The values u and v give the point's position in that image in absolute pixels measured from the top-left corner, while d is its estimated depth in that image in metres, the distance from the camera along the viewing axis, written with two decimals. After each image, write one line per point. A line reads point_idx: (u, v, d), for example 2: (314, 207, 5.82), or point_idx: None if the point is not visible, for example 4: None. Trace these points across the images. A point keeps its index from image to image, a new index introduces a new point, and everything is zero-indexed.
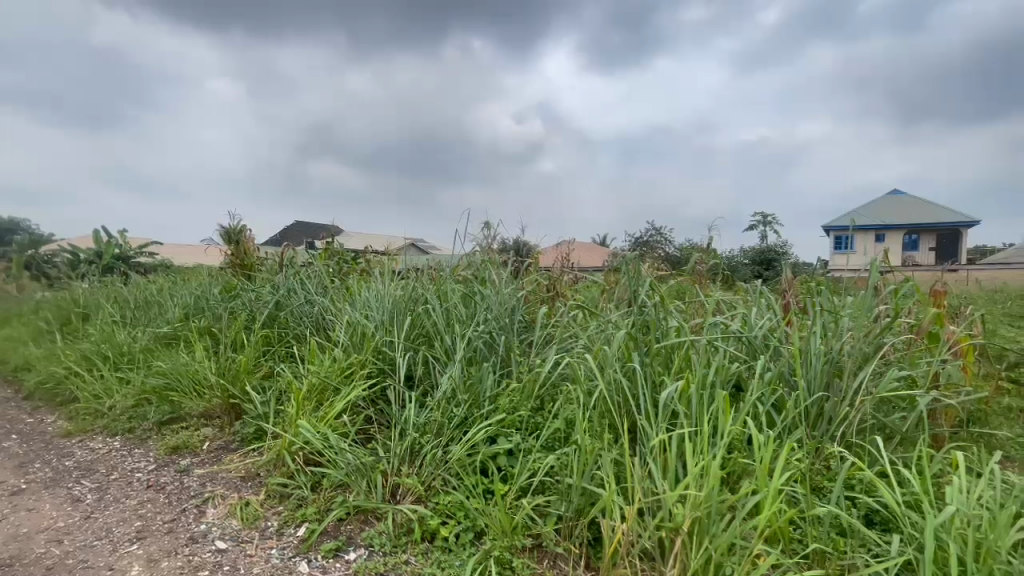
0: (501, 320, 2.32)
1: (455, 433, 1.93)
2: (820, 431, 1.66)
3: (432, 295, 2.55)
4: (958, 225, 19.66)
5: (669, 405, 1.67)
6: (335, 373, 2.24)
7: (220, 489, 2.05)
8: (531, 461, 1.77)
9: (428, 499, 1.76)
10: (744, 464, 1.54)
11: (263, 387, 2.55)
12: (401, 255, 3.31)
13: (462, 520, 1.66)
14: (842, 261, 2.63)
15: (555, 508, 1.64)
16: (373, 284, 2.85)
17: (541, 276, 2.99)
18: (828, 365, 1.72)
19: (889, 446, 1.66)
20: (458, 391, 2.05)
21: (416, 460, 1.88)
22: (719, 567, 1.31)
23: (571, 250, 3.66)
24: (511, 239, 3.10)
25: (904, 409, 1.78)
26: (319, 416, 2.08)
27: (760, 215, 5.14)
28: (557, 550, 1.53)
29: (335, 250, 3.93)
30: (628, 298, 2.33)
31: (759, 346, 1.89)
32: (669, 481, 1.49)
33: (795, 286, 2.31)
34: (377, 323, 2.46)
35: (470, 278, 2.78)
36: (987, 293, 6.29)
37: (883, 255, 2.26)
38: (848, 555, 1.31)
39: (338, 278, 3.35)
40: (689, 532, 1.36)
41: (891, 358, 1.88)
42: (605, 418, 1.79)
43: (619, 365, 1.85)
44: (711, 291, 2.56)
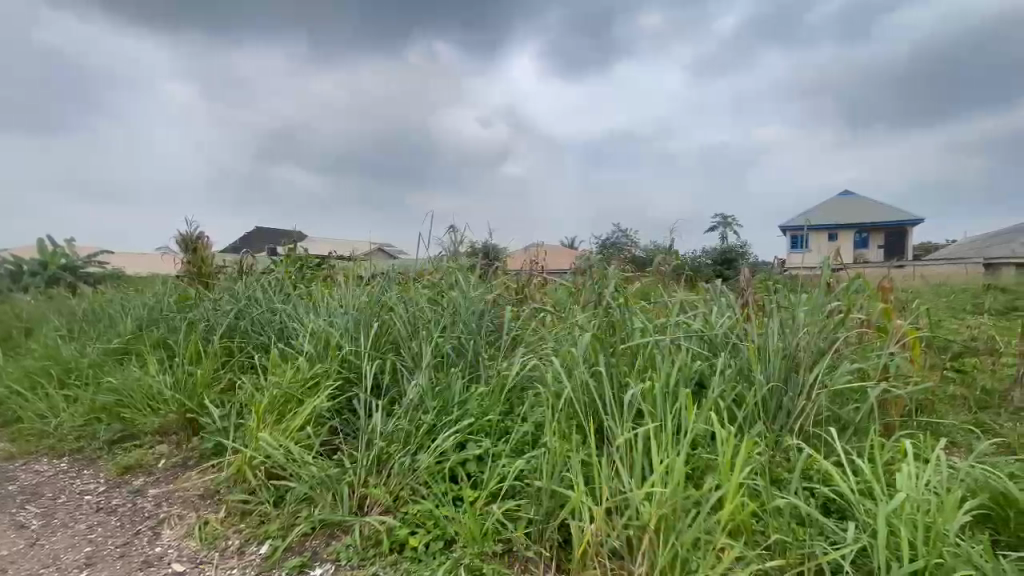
0: (469, 325, 2.31)
1: (423, 440, 1.89)
2: (778, 425, 1.72)
3: (398, 301, 2.51)
4: (905, 224, 20.75)
5: (633, 404, 1.70)
6: (298, 383, 2.17)
7: (177, 509, 1.95)
8: (501, 466, 1.76)
9: (396, 510, 1.73)
10: (707, 460, 1.58)
11: (222, 400, 2.45)
12: (366, 261, 3.24)
13: (431, 529, 1.63)
14: (797, 260, 2.73)
15: (525, 512, 1.63)
16: (336, 292, 2.78)
17: (509, 279, 2.98)
18: (785, 360, 1.78)
19: (843, 437, 1.73)
20: (425, 398, 2.01)
21: (383, 470, 1.84)
22: (684, 563, 1.33)
23: (538, 254, 3.66)
24: (478, 242, 3.08)
25: (856, 400, 1.86)
26: (281, 428, 2.02)
27: (720, 215, 5.28)
28: (528, 553, 1.52)
29: (298, 256, 3.83)
30: (593, 301, 2.36)
31: (719, 343, 1.94)
32: (636, 480, 1.50)
33: (754, 285, 2.38)
34: (341, 330, 2.40)
35: (437, 283, 2.75)
36: (930, 287, 6.65)
37: (834, 254, 2.36)
38: (807, 544, 1.35)
39: (301, 286, 3.26)
40: (656, 530, 1.38)
41: (843, 352, 1.97)
42: (572, 420, 1.80)
43: (586, 366, 1.87)
44: (675, 292, 2.61)
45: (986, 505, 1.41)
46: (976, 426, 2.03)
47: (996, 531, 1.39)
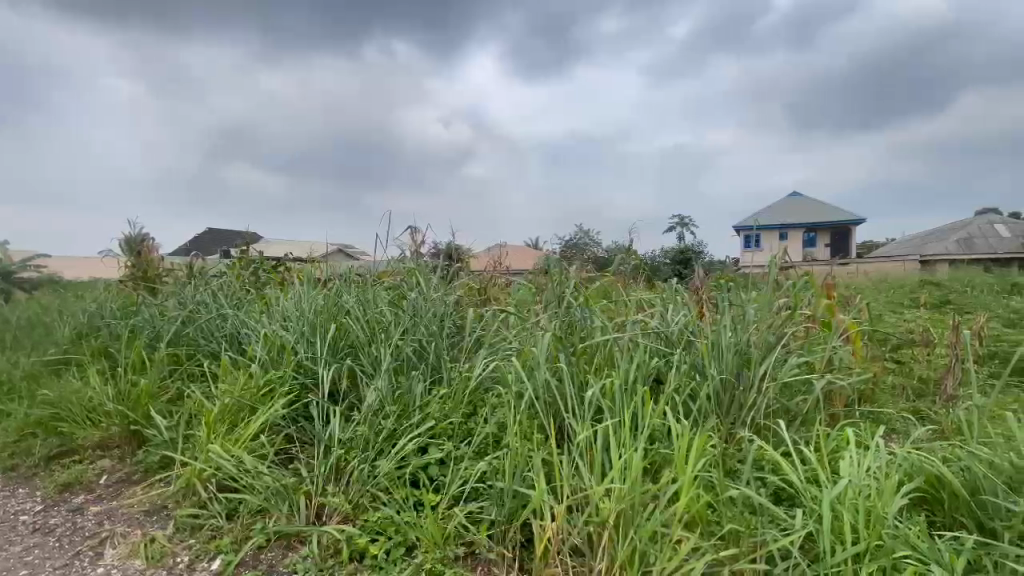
0: (430, 327, 2.29)
1: (383, 446, 1.85)
2: (731, 418, 1.78)
3: (357, 303, 2.45)
4: (850, 224, 21.93)
5: (593, 402, 1.72)
6: (250, 391, 2.09)
7: (120, 527, 1.83)
8: (463, 468, 1.75)
9: (356, 518, 1.68)
10: (664, 454, 1.62)
11: (169, 411, 2.33)
12: (324, 263, 3.15)
13: (392, 536, 1.59)
14: (749, 259, 2.83)
15: (487, 513, 1.62)
16: (291, 294, 2.70)
17: (471, 280, 2.97)
18: (737, 356, 1.85)
19: (792, 427, 1.81)
20: (385, 403, 1.97)
21: (342, 477, 1.79)
22: (643, 556, 1.36)
23: (501, 255, 3.66)
24: (440, 243, 3.05)
25: (804, 392, 1.94)
26: (233, 437, 1.93)
27: (678, 216, 5.40)
28: (491, 555, 1.51)
29: (252, 259, 3.69)
30: (554, 301, 2.38)
31: (675, 340, 1.99)
32: (596, 477, 1.52)
33: (708, 283, 2.46)
34: (297, 335, 2.32)
35: (397, 284, 2.71)
36: (873, 283, 7.05)
37: (782, 252, 2.46)
38: (759, 532, 1.40)
39: (255, 289, 3.14)
40: (615, 525, 1.41)
41: (792, 347, 2.05)
42: (534, 419, 1.81)
43: (546, 366, 1.88)
44: (634, 291, 2.66)
45: (922, 488, 1.49)
46: (913, 414, 2.15)
47: (931, 512, 1.48)
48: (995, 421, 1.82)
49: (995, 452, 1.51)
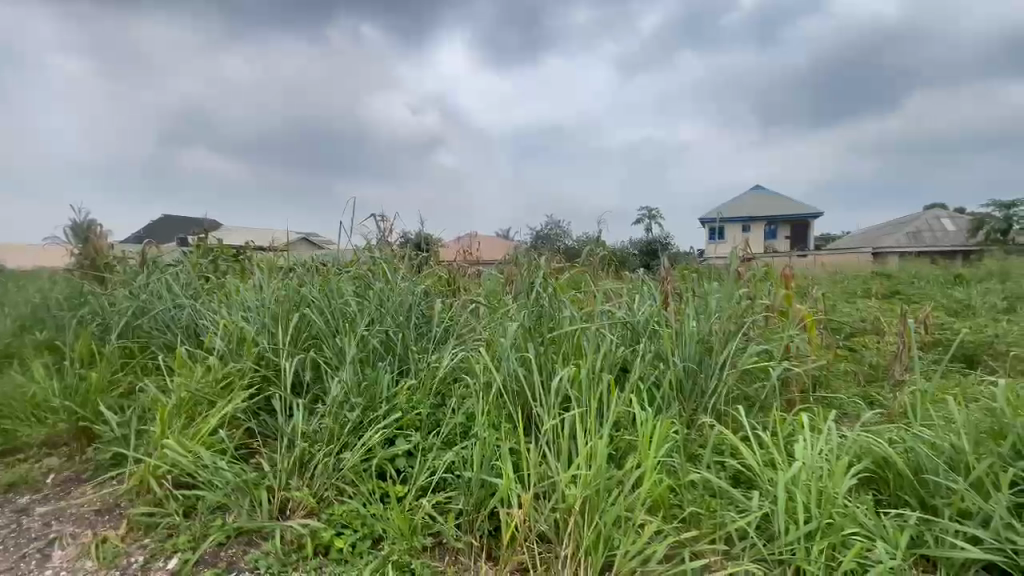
0: (397, 318, 2.25)
1: (349, 438, 1.82)
2: (693, 405, 1.83)
3: (321, 294, 2.39)
4: (810, 217, 22.76)
5: (561, 391, 1.74)
6: (209, 384, 2.02)
7: (69, 527, 1.74)
8: (430, 459, 1.73)
9: (321, 512, 1.65)
10: (629, 440, 1.65)
11: (121, 406, 2.22)
12: (287, 251, 3.06)
13: (358, 528, 1.56)
14: (714, 250, 2.90)
15: (455, 503, 1.61)
16: (252, 284, 2.61)
17: (440, 270, 2.94)
18: (700, 344, 1.91)
19: (751, 413, 1.88)
20: (351, 394, 1.93)
21: (306, 471, 1.75)
22: (608, 541, 1.39)
23: (471, 244, 3.64)
24: (409, 232, 3.00)
25: (762, 378, 2.02)
26: (191, 433, 1.86)
27: (645, 209, 5.48)
28: (459, 545, 1.51)
29: (211, 247, 3.55)
30: (523, 291, 2.38)
31: (641, 330, 2.04)
32: (563, 463, 1.55)
33: (673, 273, 2.51)
34: (258, 326, 2.25)
35: (363, 273, 2.65)
36: (830, 275, 7.35)
37: (744, 245, 2.53)
38: (718, 514, 1.45)
39: (213, 279, 3.02)
40: (581, 511, 1.43)
41: (752, 335, 2.12)
42: (502, 409, 1.81)
43: (515, 356, 1.89)
44: (603, 281, 2.69)
45: (870, 469, 1.57)
46: (864, 398, 2.26)
47: (878, 491, 1.56)
48: (937, 404, 1.93)
49: (936, 433, 1.60)
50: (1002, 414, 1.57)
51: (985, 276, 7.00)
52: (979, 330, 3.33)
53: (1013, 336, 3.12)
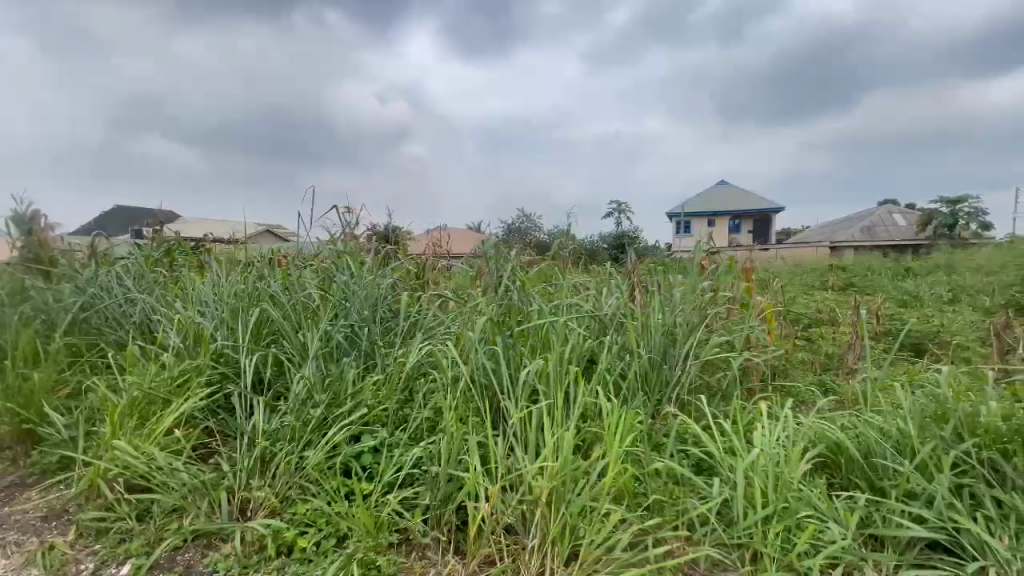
0: (363, 313, 2.21)
1: (313, 436, 1.77)
2: (657, 395, 1.87)
3: (282, 288, 2.32)
4: (772, 212, 23.51)
5: (528, 384, 1.75)
6: (164, 382, 1.94)
7: (13, 536, 1.64)
8: (397, 455, 1.70)
9: (283, 511, 1.60)
10: (595, 431, 1.68)
11: (69, 408, 2.10)
12: (248, 244, 2.96)
13: (323, 527, 1.52)
14: (679, 244, 2.96)
15: (421, 499, 1.59)
16: (209, 278, 2.51)
17: (408, 263, 2.90)
18: (664, 336, 1.95)
19: (713, 402, 1.93)
20: (314, 391, 1.88)
21: (267, 470, 1.70)
22: (574, 531, 1.41)
23: (441, 237, 3.60)
24: (376, 225, 2.95)
25: (724, 368, 2.08)
26: (144, 433, 1.79)
27: (615, 203, 5.54)
28: (426, 540, 1.50)
29: (167, 239, 3.39)
30: (492, 285, 2.38)
31: (607, 322, 2.07)
32: (530, 455, 1.56)
33: (640, 266, 2.55)
34: (216, 322, 2.17)
35: (327, 266, 2.59)
36: (790, 268, 7.60)
37: (707, 239, 2.59)
38: (681, 501, 1.49)
39: (170, 273, 2.89)
40: (548, 502, 1.44)
41: (715, 327, 2.18)
42: (469, 403, 1.80)
43: (482, 350, 1.88)
44: (571, 275, 2.71)
45: (825, 454, 1.64)
46: (820, 386, 2.35)
47: (831, 475, 1.63)
48: (886, 390, 2.03)
49: (885, 418, 1.68)
50: (944, 399, 1.67)
51: (932, 268, 7.39)
52: (925, 320, 3.50)
53: (955, 325, 3.30)
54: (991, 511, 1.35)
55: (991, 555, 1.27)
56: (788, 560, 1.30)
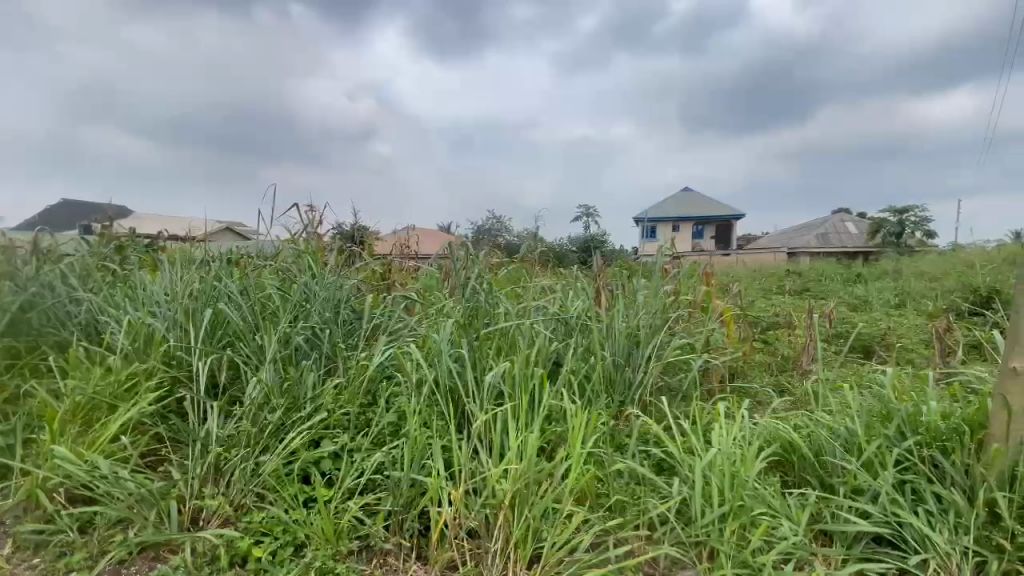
0: (324, 314, 2.16)
1: (270, 442, 1.72)
2: (621, 397, 1.90)
3: (241, 288, 2.25)
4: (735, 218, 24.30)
5: (493, 387, 1.75)
6: (110, 386, 1.84)
7: None
8: (359, 460, 1.67)
9: (238, 520, 1.54)
10: (559, 433, 1.69)
11: (6, 414, 1.97)
12: (207, 242, 2.85)
13: (279, 536, 1.47)
14: (644, 248, 3.02)
15: (383, 505, 1.56)
16: (161, 277, 2.39)
17: (374, 264, 2.86)
18: (627, 338, 1.99)
19: (674, 403, 1.98)
20: (272, 395, 1.82)
21: (221, 478, 1.63)
22: (536, 533, 1.41)
23: (409, 238, 3.57)
24: (341, 225, 2.90)
25: (685, 370, 2.13)
26: (87, 441, 1.69)
27: (583, 207, 5.61)
28: (387, 547, 1.47)
29: (118, 235, 3.23)
30: (459, 287, 2.37)
31: (573, 325, 2.09)
32: (494, 458, 1.55)
33: (605, 270, 2.59)
34: (169, 323, 2.08)
35: (289, 266, 2.52)
36: (751, 273, 7.86)
37: (670, 244, 2.66)
38: (642, 501, 1.51)
39: (120, 271, 2.75)
40: (511, 505, 1.44)
41: (677, 329, 2.24)
42: (434, 406, 1.79)
43: (447, 353, 1.87)
44: (539, 277, 2.73)
45: (779, 452, 1.70)
46: (776, 387, 2.44)
47: (785, 472, 1.69)
48: (836, 390, 2.12)
49: (834, 418, 1.76)
50: (888, 399, 1.76)
51: (880, 274, 7.80)
52: (873, 323, 3.69)
53: (900, 328, 3.48)
54: (931, 505, 1.42)
55: (931, 548, 1.34)
56: (743, 557, 1.34)
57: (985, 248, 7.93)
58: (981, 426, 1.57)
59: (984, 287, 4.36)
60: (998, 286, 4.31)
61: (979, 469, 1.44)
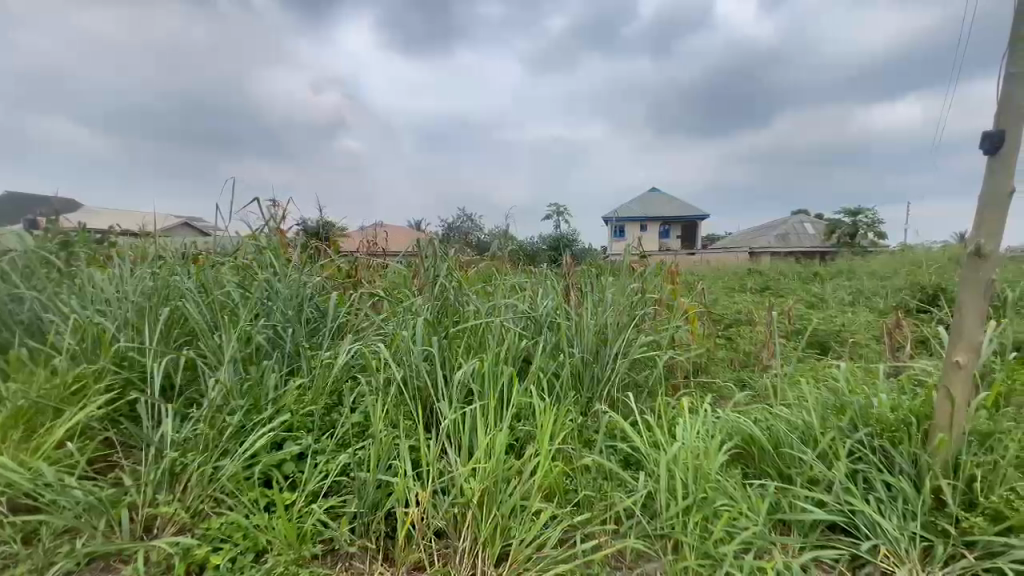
0: (288, 313, 2.10)
1: (229, 445, 1.66)
2: (589, 393, 1.93)
3: (199, 286, 2.16)
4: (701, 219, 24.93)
5: (462, 385, 1.74)
6: (56, 390, 1.74)
7: None
8: (323, 462, 1.63)
9: (195, 527, 1.48)
10: (527, 430, 1.70)
11: None
12: (162, 237, 2.72)
13: (239, 542, 1.42)
14: (612, 247, 3.07)
15: (348, 507, 1.53)
16: (110, 275, 2.28)
17: (341, 261, 2.80)
18: (595, 337, 2.02)
19: (640, 398, 2.02)
20: (232, 397, 1.75)
21: (177, 484, 1.56)
22: (505, 531, 1.41)
23: (377, 234, 3.51)
24: (306, 221, 2.83)
25: (651, 366, 2.18)
26: (30, 447, 1.59)
27: (553, 207, 5.64)
28: (353, 549, 1.44)
29: (62, 229, 3.04)
30: (428, 284, 2.34)
31: (542, 323, 2.11)
32: (463, 456, 1.55)
33: (574, 268, 2.61)
34: (120, 322, 1.98)
35: (251, 262, 2.43)
36: (715, 272, 8.06)
37: (637, 243, 2.71)
38: (609, 495, 1.53)
39: (66, 266, 2.59)
40: (479, 503, 1.44)
41: (644, 327, 2.28)
42: (402, 406, 1.76)
43: (416, 351, 1.85)
44: (509, 275, 2.73)
45: (740, 445, 1.75)
46: (737, 381, 2.52)
47: (746, 464, 1.74)
48: (793, 384, 2.21)
49: (792, 411, 1.83)
50: (841, 392, 1.84)
51: (835, 273, 8.14)
52: (829, 320, 3.85)
53: (854, 325, 3.64)
54: (880, 493, 1.49)
55: (881, 534, 1.41)
56: (706, 548, 1.37)
57: (931, 249, 8.39)
58: (926, 416, 1.66)
59: (931, 285, 4.60)
60: (942, 285, 4.57)
61: (924, 458, 1.52)
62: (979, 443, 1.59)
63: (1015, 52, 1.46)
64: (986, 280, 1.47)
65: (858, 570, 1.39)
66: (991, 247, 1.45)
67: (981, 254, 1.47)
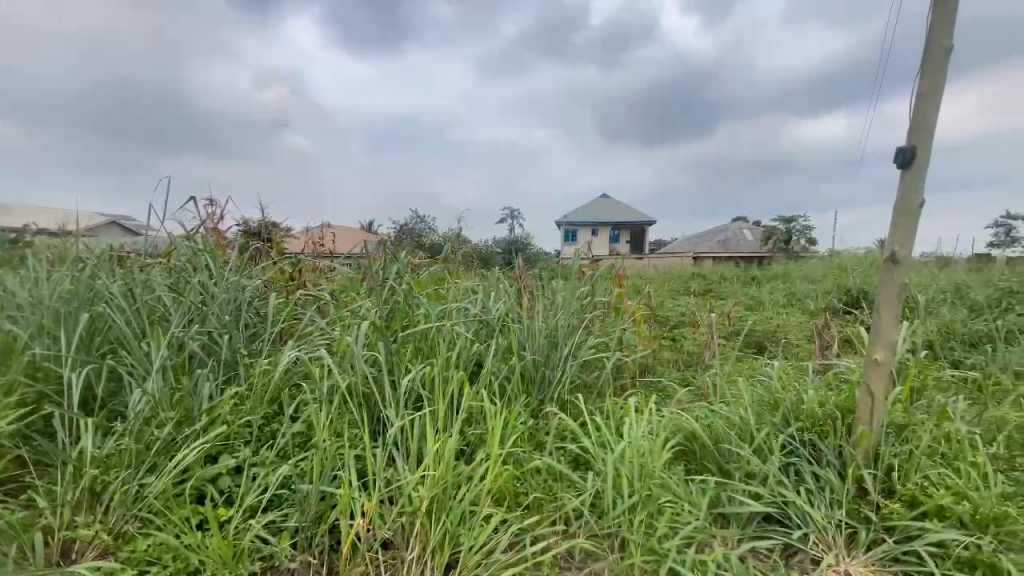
0: (224, 319, 1.99)
1: (158, 460, 1.55)
2: (539, 395, 1.95)
3: (125, 290, 2.02)
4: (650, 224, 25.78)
5: (411, 391, 1.72)
6: None
7: None
8: (262, 475, 1.55)
9: (118, 551, 1.37)
10: (478, 435, 1.69)
11: None
12: (83, 236, 2.51)
13: (168, 564, 1.33)
14: (563, 250, 3.12)
15: (289, 521, 1.46)
16: (23, 277, 2.09)
17: (283, 262, 2.68)
18: (546, 340, 2.05)
19: (589, 399, 2.06)
20: (160, 408, 1.64)
21: (99, 504, 1.45)
22: (453, 539, 1.40)
23: (323, 235, 3.39)
24: (246, 220, 2.70)
25: (600, 367, 2.22)
26: None
27: (508, 208, 5.64)
28: (294, 565, 1.38)
29: None
30: (376, 287, 2.29)
31: (493, 326, 2.11)
32: (411, 464, 1.52)
33: (525, 272, 2.64)
34: (33, 329, 1.82)
35: (185, 264, 2.29)
36: (663, 276, 8.34)
37: (587, 247, 2.77)
38: (558, 497, 1.55)
39: None
40: (428, 511, 1.42)
41: (593, 329, 2.34)
42: (346, 413, 1.71)
43: (363, 358, 1.80)
44: (461, 278, 2.71)
45: (683, 442, 1.82)
46: (682, 380, 2.61)
47: (689, 460, 1.81)
48: (732, 382, 2.32)
49: (730, 409, 1.92)
50: (775, 389, 1.95)
51: (773, 277, 8.64)
52: (765, 321, 4.08)
53: (788, 325, 3.88)
54: (811, 484, 1.58)
55: (811, 523, 1.50)
56: (651, 544, 1.41)
57: (857, 254, 9.05)
58: (850, 411, 1.78)
59: (855, 288, 4.98)
60: (865, 288, 4.94)
61: (848, 449, 1.63)
62: (896, 435, 1.72)
63: (925, 74, 1.59)
64: (900, 284, 1.60)
65: (791, 558, 1.48)
66: (904, 253, 1.58)
67: (895, 259, 1.60)
